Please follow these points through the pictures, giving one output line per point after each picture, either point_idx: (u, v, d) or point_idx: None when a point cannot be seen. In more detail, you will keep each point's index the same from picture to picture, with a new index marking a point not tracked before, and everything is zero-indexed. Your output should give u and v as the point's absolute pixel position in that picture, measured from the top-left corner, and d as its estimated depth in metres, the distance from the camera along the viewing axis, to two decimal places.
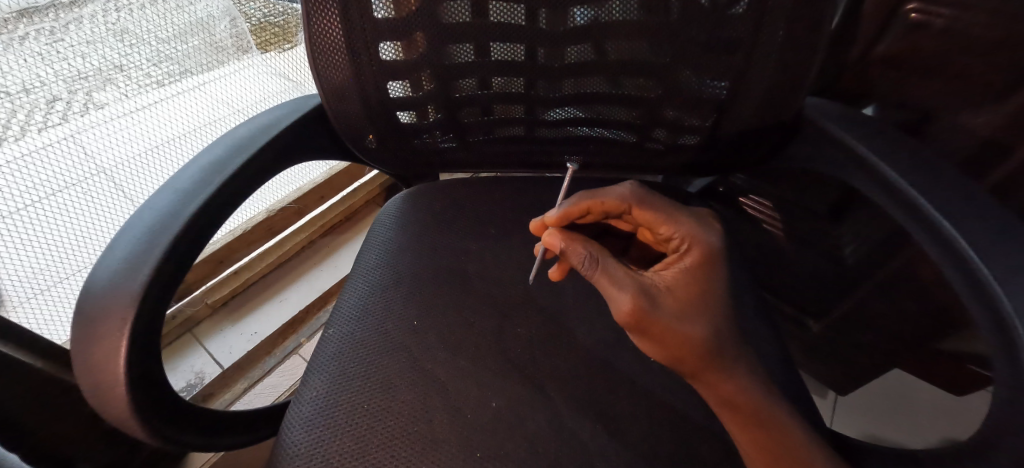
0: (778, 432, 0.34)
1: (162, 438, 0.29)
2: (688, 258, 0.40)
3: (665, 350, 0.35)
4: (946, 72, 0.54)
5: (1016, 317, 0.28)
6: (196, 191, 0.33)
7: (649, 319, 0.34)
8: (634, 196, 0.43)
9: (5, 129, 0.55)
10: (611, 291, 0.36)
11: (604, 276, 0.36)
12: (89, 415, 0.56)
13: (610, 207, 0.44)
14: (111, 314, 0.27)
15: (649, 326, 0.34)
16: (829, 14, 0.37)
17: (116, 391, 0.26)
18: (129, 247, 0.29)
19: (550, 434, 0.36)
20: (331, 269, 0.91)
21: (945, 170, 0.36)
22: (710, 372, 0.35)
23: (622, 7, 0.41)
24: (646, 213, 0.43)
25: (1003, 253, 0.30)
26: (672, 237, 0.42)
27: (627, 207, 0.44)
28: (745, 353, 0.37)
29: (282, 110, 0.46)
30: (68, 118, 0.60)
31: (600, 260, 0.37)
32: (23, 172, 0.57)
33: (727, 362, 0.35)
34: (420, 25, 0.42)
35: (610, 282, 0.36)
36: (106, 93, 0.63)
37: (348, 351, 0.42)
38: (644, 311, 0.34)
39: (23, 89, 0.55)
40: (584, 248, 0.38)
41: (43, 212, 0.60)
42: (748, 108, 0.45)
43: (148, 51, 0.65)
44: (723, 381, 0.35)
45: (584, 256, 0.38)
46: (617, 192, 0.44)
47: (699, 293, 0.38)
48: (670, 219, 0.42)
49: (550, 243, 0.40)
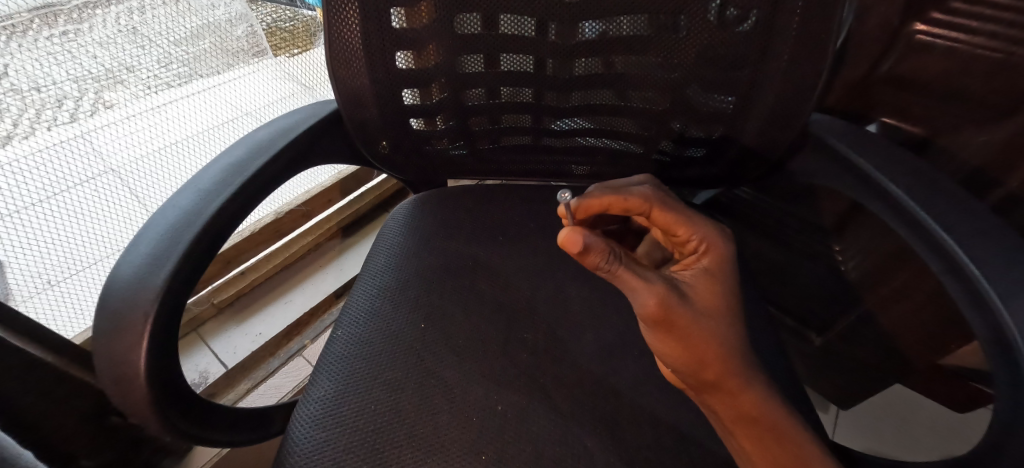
0: (791, 457, 0.34)
1: (175, 433, 0.29)
2: (704, 259, 0.39)
3: (687, 351, 0.34)
4: (949, 92, 0.55)
5: (1016, 331, 0.28)
6: (217, 191, 0.34)
7: (668, 317, 0.34)
8: (655, 197, 0.40)
9: (13, 127, 0.56)
10: (637, 286, 0.34)
11: (627, 271, 0.35)
12: (95, 411, 0.56)
13: (633, 206, 0.39)
14: (134, 308, 0.27)
15: (664, 325, 0.34)
16: (832, 35, 0.39)
17: (136, 385, 0.27)
18: (153, 242, 0.30)
19: (554, 436, 0.37)
20: (336, 272, 0.91)
21: (948, 186, 0.36)
22: (728, 382, 0.34)
23: (631, 23, 0.42)
24: (665, 216, 0.39)
25: (1007, 268, 0.30)
26: (690, 239, 0.40)
27: (646, 210, 0.39)
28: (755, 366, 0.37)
29: (300, 115, 0.47)
30: (77, 118, 0.61)
31: (619, 258, 0.35)
32: (34, 171, 0.58)
33: (742, 370, 0.35)
34: (434, 36, 0.43)
35: (636, 275, 0.35)
36: (116, 93, 0.64)
37: (355, 352, 0.42)
38: (667, 306, 0.34)
39: (34, 88, 0.57)
40: (602, 249, 0.34)
41: (53, 209, 0.61)
42: (754, 122, 0.46)
43: (157, 53, 0.67)
44: (740, 391, 0.35)
45: (608, 255, 0.34)
46: (639, 191, 0.40)
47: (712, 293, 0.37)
48: (687, 221, 0.39)
49: (568, 242, 0.33)
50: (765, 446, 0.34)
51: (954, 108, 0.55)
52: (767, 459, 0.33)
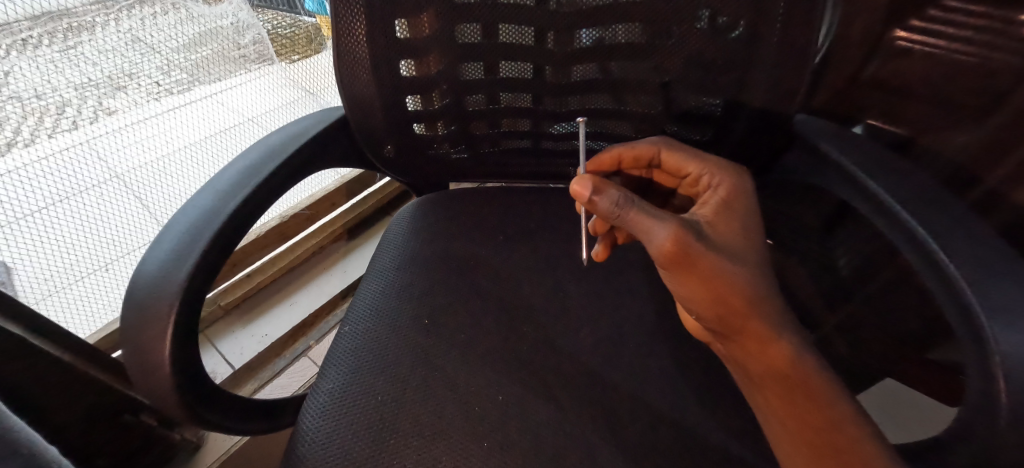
0: (819, 416, 0.32)
1: (197, 419, 0.31)
2: (720, 191, 0.44)
3: (706, 294, 0.36)
4: (931, 95, 0.57)
5: (983, 315, 0.30)
6: (233, 192, 0.36)
7: (686, 251, 0.36)
8: (663, 143, 0.48)
9: (16, 135, 0.58)
10: (649, 226, 0.37)
11: (640, 213, 0.37)
12: (109, 408, 0.57)
13: (643, 154, 0.49)
14: (160, 299, 0.29)
15: (684, 261, 0.36)
16: (814, 41, 0.41)
17: (162, 374, 0.28)
18: (176, 238, 0.32)
19: (552, 424, 0.39)
20: (340, 274, 0.93)
21: (925, 182, 0.38)
22: (744, 332, 0.36)
23: (626, 31, 0.44)
24: (674, 156, 0.47)
25: (978, 258, 0.32)
26: (702, 176, 0.46)
27: (657, 155, 0.48)
28: (781, 317, 0.36)
29: (310, 120, 0.48)
30: (78, 124, 0.63)
31: (633, 199, 0.39)
32: (38, 178, 0.60)
33: (772, 318, 0.36)
34: (435, 46, 0.46)
35: (649, 217, 0.37)
36: (117, 99, 0.66)
37: (363, 346, 0.44)
38: (679, 245, 0.36)
39: (36, 95, 0.59)
40: (614, 194, 0.39)
41: (57, 215, 0.63)
42: (744, 124, 0.48)
43: (158, 61, 0.69)
44: (766, 343, 0.35)
45: (617, 198, 0.38)
46: (648, 140, 0.49)
47: (728, 227, 0.41)
48: (695, 159, 0.46)
49: (580, 189, 0.39)
50: (795, 405, 0.33)
51: (936, 110, 0.57)
52: (794, 415, 0.33)
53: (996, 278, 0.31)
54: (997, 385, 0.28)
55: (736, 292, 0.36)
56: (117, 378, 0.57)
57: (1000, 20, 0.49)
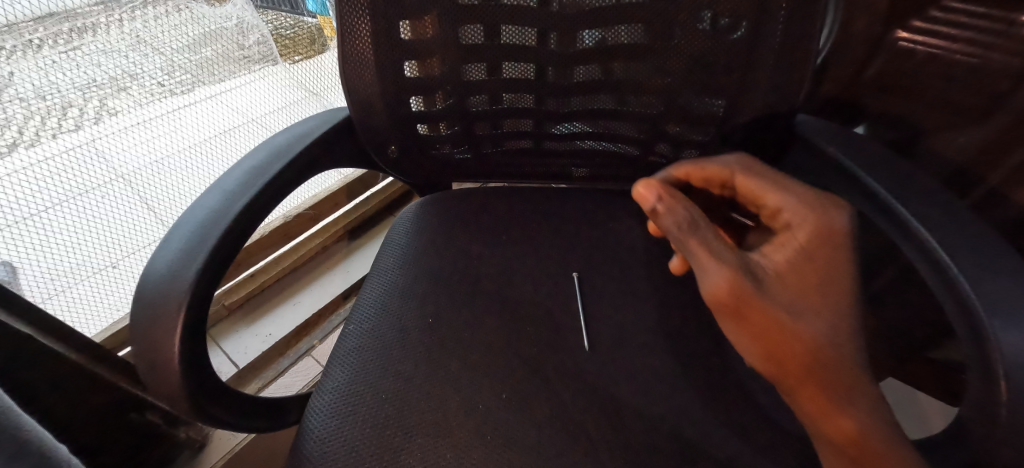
0: None
1: (205, 416, 0.31)
2: (801, 234, 0.37)
3: (770, 350, 0.31)
4: (931, 95, 0.57)
5: (980, 310, 0.30)
6: (240, 192, 0.36)
7: (746, 296, 0.31)
8: (740, 165, 0.43)
9: (18, 135, 0.58)
10: (707, 262, 0.33)
11: (700, 245, 0.33)
12: (115, 406, 0.58)
13: (714, 174, 0.44)
14: (169, 298, 0.29)
15: (744, 308, 0.31)
16: (815, 41, 0.41)
17: (171, 371, 0.29)
18: (185, 238, 0.32)
19: (555, 422, 0.39)
20: (343, 274, 0.93)
21: (925, 182, 0.39)
22: (819, 403, 0.30)
23: (628, 31, 0.44)
24: (751, 182, 0.42)
25: (978, 255, 0.32)
26: (780, 207, 0.39)
27: (731, 177, 0.43)
28: (863, 386, 0.31)
29: (315, 121, 0.49)
30: (81, 125, 0.63)
31: (698, 221, 0.35)
32: (42, 178, 0.60)
33: (852, 387, 0.30)
34: (438, 47, 0.46)
35: (707, 251, 0.33)
36: (120, 100, 0.67)
37: (367, 344, 0.45)
38: (740, 289, 0.31)
39: (38, 96, 0.59)
40: (681, 211, 0.35)
41: (61, 216, 0.63)
42: (745, 124, 0.48)
43: (159, 61, 0.70)
44: (838, 415, 0.29)
45: (680, 218, 0.35)
46: (722, 161, 0.44)
47: (818, 274, 0.34)
48: (775, 186, 0.40)
49: (644, 196, 0.36)
50: None
51: (936, 110, 0.57)
52: None
53: (996, 276, 0.31)
54: (998, 385, 0.28)
55: (805, 353, 0.30)
56: (128, 378, 0.58)
57: (1000, 21, 0.49)
